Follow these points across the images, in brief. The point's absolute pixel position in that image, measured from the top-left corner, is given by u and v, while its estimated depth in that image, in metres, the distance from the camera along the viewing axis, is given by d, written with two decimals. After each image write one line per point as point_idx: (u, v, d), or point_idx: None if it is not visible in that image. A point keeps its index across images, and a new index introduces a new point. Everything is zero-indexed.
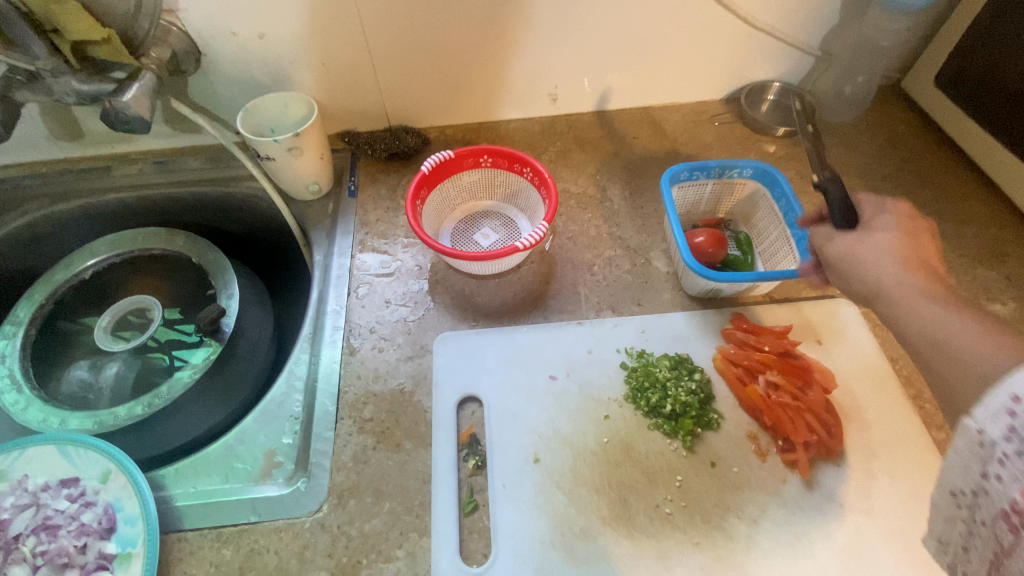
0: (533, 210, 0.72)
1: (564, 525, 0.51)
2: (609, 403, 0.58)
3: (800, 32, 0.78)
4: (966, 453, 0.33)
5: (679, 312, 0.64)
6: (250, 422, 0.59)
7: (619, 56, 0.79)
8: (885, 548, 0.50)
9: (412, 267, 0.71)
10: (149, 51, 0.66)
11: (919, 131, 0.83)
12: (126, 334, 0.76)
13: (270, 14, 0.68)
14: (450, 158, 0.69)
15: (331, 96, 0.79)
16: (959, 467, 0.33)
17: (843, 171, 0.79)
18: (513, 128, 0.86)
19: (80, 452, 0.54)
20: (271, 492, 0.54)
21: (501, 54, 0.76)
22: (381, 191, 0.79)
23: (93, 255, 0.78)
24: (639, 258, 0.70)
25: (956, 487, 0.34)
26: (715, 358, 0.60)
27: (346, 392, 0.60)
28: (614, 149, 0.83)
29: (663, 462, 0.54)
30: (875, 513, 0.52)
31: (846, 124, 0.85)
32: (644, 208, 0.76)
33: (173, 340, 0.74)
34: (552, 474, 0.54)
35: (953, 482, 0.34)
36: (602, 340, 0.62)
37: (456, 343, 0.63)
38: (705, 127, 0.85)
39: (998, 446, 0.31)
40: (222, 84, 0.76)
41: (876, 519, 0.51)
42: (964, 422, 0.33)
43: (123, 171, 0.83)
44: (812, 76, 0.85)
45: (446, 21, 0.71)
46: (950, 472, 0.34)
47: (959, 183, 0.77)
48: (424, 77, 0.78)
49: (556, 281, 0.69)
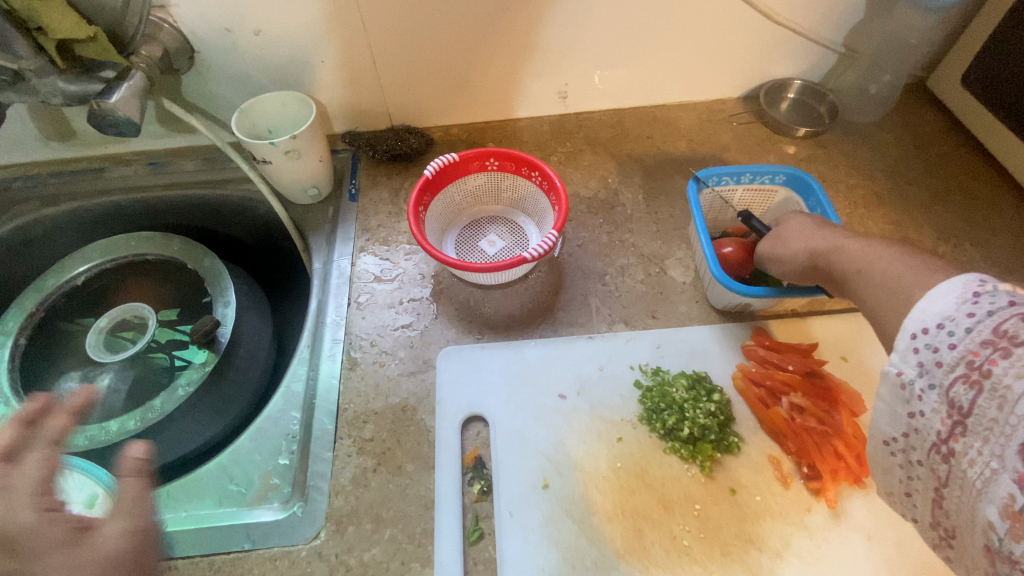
0: (542, 216, 0.69)
1: (575, 557, 0.48)
2: (623, 424, 0.55)
3: (824, 27, 0.74)
4: (890, 397, 0.37)
5: (697, 325, 0.61)
6: (245, 441, 0.56)
7: (632, 51, 0.75)
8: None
9: (415, 276, 0.67)
10: (139, 49, 0.63)
11: (947, 132, 0.79)
12: (125, 334, 0.74)
13: (264, 10, 0.64)
14: (454, 161, 0.66)
15: (329, 95, 0.76)
16: (887, 412, 0.38)
17: (868, 174, 0.75)
18: (520, 128, 0.83)
19: (67, 475, 0.51)
20: (267, 517, 0.52)
21: (507, 51, 0.72)
22: (383, 194, 0.76)
23: (85, 261, 0.75)
24: (653, 267, 0.67)
25: (886, 434, 0.39)
26: (735, 376, 0.56)
27: (346, 409, 0.58)
28: (627, 150, 0.79)
29: (680, 488, 0.51)
30: (907, 546, 0.48)
31: (871, 124, 0.81)
32: (659, 213, 0.72)
33: (174, 341, 0.73)
34: (561, 500, 0.51)
35: (883, 430, 0.39)
36: (615, 356, 0.59)
37: (461, 357, 0.60)
38: (722, 127, 0.81)
39: (914, 383, 0.35)
40: (217, 83, 0.73)
41: (908, 553, 0.48)
42: (881, 369, 0.37)
43: (116, 173, 0.80)
44: (835, 73, 0.81)
45: (448, 16, 0.67)
46: (880, 421, 0.39)
47: (991, 187, 0.73)
48: (427, 75, 0.74)
49: (566, 291, 0.65)
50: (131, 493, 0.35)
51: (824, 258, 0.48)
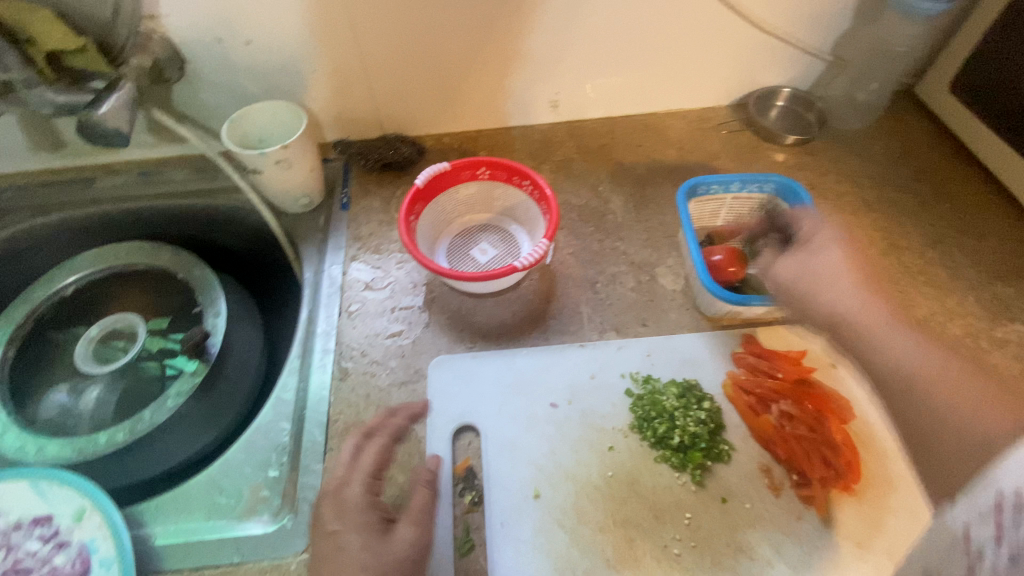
0: (533, 225, 0.69)
1: (566, 567, 0.48)
2: (614, 433, 0.55)
3: (811, 36, 0.74)
4: (951, 548, 0.34)
5: (688, 333, 0.61)
6: (235, 452, 0.56)
7: (623, 61, 0.75)
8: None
9: (406, 284, 0.67)
10: (129, 59, 0.62)
11: (933, 138, 0.80)
12: (117, 342, 0.74)
13: (256, 20, 0.64)
14: (445, 171, 0.66)
15: (320, 104, 0.76)
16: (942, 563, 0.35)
17: (856, 182, 0.76)
18: (511, 136, 0.83)
19: (54, 488, 0.51)
20: (256, 529, 0.52)
21: (498, 60, 0.73)
22: (374, 203, 0.76)
23: (74, 272, 0.74)
24: (644, 275, 0.67)
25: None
26: (725, 384, 0.57)
27: (336, 420, 0.57)
28: (618, 158, 0.79)
29: (671, 497, 0.51)
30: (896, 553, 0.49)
31: (859, 132, 0.81)
32: (650, 221, 0.72)
33: (167, 350, 0.72)
34: (553, 510, 0.51)
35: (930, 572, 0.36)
36: (606, 365, 0.59)
37: (452, 367, 0.60)
38: (711, 135, 0.81)
39: (981, 542, 0.32)
40: (207, 92, 0.73)
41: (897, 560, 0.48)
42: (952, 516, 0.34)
43: (106, 182, 0.79)
44: (824, 81, 0.81)
45: (439, 25, 0.67)
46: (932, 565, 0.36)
47: (977, 194, 0.74)
48: (419, 83, 0.74)
49: (557, 299, 0.66)
50: (420, 504, 0.49)
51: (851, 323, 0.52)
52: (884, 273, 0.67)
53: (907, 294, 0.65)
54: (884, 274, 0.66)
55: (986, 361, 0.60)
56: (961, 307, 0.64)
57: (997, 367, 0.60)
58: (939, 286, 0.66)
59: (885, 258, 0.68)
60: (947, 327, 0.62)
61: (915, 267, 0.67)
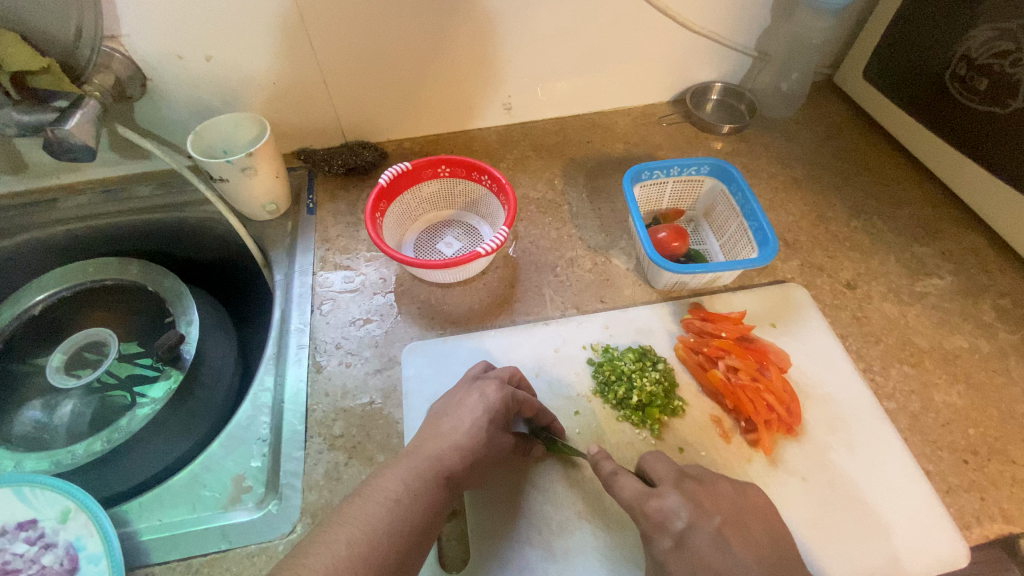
0: (494, 216, 0.74)
1: (541, 523, 0.52)
2: (579, 399, 0.59)
3: (737, 34, 0.82)
4: None
5: (643, 305, 0.67)
6: (216, 448, 0.58)
7: (568, 64, 0.81)
8: (845, 518, 0.53)
9: (376, 280, 0.70)
10: (91, 78, 0.64)
11: (851, 122, 0.88)
12: (81, 371, 0.73)
13: (216, 37, 0.67)
14: (408, 170, 0.70)
15: (283, 115, 0.79)
16: None
17: (787, 163, 0.83)
18: (469, 138, 0.88)
19: (37, 492, 0.52)
20: (242, 517, 0.54)
21: (451, 67, 0.77)
22: (341, 207, 0.79)
23: (42, 290, 0.75)
24: (600, 256, 0.72)
25: None
26: (677, 347, 0.62)
27: (315, 409, 0.60)
28: (571, 154, 0.85)
29: (634, 451, 0.56)
30: (835, 484, 0.54)
31: (787, 119, 0.89)
32: (603, 208, 0.78)
33: (135, 376, 0.72)
34: (526, 474, 0.55)
35: None
36: (569, 338, 0.64)
37: (424, 351, 0.63)
38: (654, 128, 0.88)
39: None
40: (171, 108, 0.75)
41: (835, 489, 0.54)
42: None
43: (71, 202, 0.80)
44: (751, 75, 0.89)
45: (393, 36, 0.71)
46: None
47: (893, 167, 0.82)
48: (378, 92, 0.78)
49: (521, 284, 0.70)
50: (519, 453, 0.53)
51: (747, 357, 0.59)
52: (814, 241, 0.73)
53: (836, 258, 0.72)
54: (814, 243, 0.73)
55: (907, 312, 0.67)
56: (883, 267, 0.71)
57: (917, 317, 0.66)
58: (863, 250, 0.73)
59: (815, 228, 0.75)
60: (872, 285, 0.69)
61: (842, 234, 0.74)
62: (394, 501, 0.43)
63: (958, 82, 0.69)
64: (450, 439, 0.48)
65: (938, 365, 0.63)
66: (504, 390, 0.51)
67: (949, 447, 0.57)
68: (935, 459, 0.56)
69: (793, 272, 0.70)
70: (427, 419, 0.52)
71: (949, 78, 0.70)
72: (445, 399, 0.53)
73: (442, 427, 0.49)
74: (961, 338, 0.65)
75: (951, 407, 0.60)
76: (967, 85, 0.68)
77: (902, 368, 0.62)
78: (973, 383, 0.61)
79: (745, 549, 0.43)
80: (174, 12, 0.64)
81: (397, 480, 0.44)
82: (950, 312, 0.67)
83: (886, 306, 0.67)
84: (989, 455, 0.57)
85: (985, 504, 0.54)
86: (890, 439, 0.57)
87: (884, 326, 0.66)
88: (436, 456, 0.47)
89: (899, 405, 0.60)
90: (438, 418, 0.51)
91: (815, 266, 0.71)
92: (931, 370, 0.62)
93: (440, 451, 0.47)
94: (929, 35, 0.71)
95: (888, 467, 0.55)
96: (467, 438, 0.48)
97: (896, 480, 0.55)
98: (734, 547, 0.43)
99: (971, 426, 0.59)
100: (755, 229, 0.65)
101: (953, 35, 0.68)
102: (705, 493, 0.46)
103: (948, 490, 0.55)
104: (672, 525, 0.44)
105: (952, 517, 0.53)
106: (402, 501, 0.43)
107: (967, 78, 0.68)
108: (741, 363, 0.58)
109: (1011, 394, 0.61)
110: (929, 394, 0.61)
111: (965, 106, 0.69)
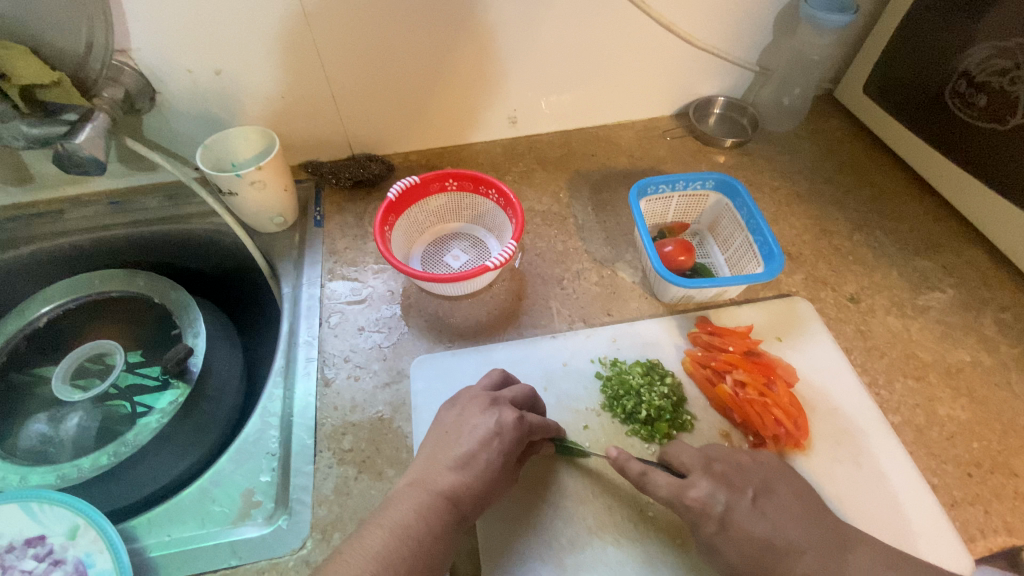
0: (501, 230, 0.74)
1: (552, 538, 0.52)
2: (588, 413, 0.60)
3: (739, 50, 0.83)
4: None
5: (649, 318, 0.67)
6: (225, 462, 0.58)
7: (572, 79, 0.82)
8: (903, 520, 0.54)
9: (384, 292, 0.71)
10: (101, 91, 0.64)
11: (852, 136, 0.89)
12: (85, 383, 0.73)
13: (225, 50, 0.68)
14: (416, 183, 0.70)
15: (290, 128, 0.79)
16: None
17: (790, 177, 0.84)
18: (473, 150, 0.88)
19: (46, 509, 0.52)
20: (251, 532, 0.54)
21: (457, 82, 0.78)
22: (348, 219, 0.79)
23: (48, 302, 0.75)
24: (606, 269, 0.73)
25: None
26: (684, 361, 0.63)
27: (324, 423, 0.60)
28: (576, 166, 0.86)
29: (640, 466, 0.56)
30: (865, 490, 0.55)
31: (788, 133, 0.90)
32: (609, 221, 0.78)
33: (135, 386, 0.72)
34: (535, 489, 0.55)
35: None
36: (576, 352, 0.64)
37: (433, 365, 0.64)
38: (658, 141, 0.89)
39: None
40: (179, 121, 0.75)
41: (862, 497, 0.55)
42: None
43: (77, 214, 0.80)
44: (753, 89, 0.90)
45: (399, 51, 0.72)
46: None
47: (893, 181, 0.83)
48: (385, 105, 0.79)
49: (528, 297, 0.70)
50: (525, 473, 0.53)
51: (754, 372, 0.60)
52: (818, 255, 0.74)
53: (838, 271, 0.73)
54: (818, 256, 0.74)
55: (910, 326, 0.68)
56: (886, 281, 0.72)
57: (920, 330, 0.67)
58: (866, 264, 0.73)
59: (818, 241, 0.76)
60: (876, 298, 0.70)
61: (845, 248, 0.75)
62: (408, 531, 0.43)
63: (958, 97, 0.70)
64: (464, 469, 0.48)
65: (942, 379, 0.63)
66: (520, 427, 0.50)
67: (954, 460, 0.58)
68: (940, 472, 0.57)
69: (798, 286, 0.71)
70: (432, 440, 0.52)
71: (949, 93, 0.71)
72: (458, 412, 0.53)
73: (451, 448, 0.50)
74: (963, 352, 0.66)
75: (956, 420, 0.60)
76: (966, 101, 0.69)
77: (907, 382, 0.63)
78: (976, 397, 0.62)
79: (777, 512, 0.48)
80: (183, 25, 0.64)
81: (406, 504, 0.45)
82: (952, 325, 0.68)
83: (889, 320, 0.68)
84: (993, 469, 0.57)
85: (990, 518, 0.54)
86: (895, 452, 0.58)
87: (888, 339, 0.67)
88: (445, 508, 0.46)
89: (904, 418, 0.60)
90: (445, 444, 0.50)
91: (819, 280, 0.72)
92: (935, 383, 0.63)
93: (450, 482, 0.47)
94: (929, 52, 0.72)
95: (894, 480, 0.56)
96: (472, 489, 0.48)
97: (903, 493, 0.55)
98: (768, 510, 0.48)
99: (975, 439, 0.59)
100: (759, 244, 0.66)
101: (954, 50, 0.69)
102: (730, 470, 0.50)
103: (954, 504, 0.55)
104: (713, 509, 0.47)
105: (958, 531, 0.54)
106: (415, 550, 0.43)
107: (967, 95, 0.69)
108: (748, 378, 0.59)
109: (1014, 408, 0.61)
110: (934, 407, 0.61)
111: (964, 121, 0.70)
